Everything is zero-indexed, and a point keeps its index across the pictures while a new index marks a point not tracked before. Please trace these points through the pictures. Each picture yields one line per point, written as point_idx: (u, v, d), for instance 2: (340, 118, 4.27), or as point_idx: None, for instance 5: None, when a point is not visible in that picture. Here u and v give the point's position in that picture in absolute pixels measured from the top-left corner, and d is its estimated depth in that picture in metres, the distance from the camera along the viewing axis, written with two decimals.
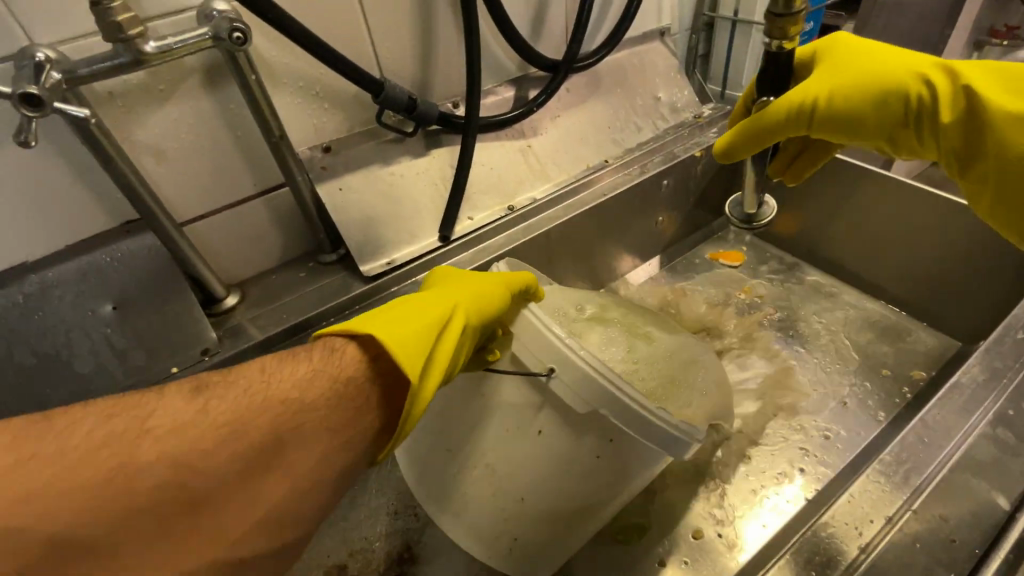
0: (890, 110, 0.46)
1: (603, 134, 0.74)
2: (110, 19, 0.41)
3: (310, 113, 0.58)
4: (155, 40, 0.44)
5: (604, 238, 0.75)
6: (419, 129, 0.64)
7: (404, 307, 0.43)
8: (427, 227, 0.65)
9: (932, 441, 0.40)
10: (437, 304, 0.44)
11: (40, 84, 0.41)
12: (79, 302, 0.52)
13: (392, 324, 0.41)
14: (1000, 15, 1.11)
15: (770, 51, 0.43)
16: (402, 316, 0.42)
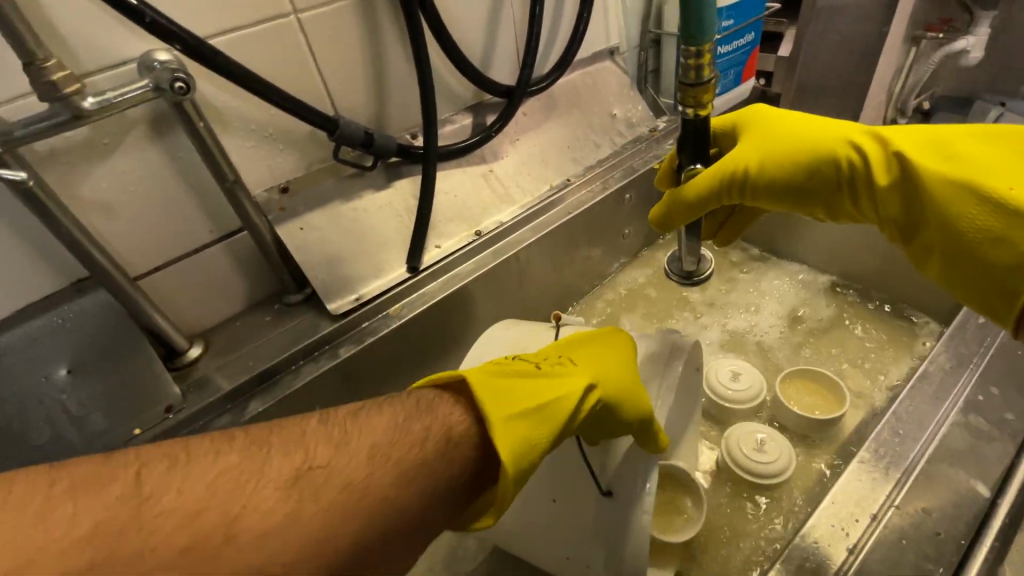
0: (823, 177, 0.46)
1: (563, 154, 0.75)
2: (44, 78, 0.40)
3: (265, 156, 0.57)
4: (94, 96, 0.43)
5: (575, 255, 0.76)
6: (378, 163, 0.64)
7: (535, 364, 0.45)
8: (392, 259, 0.64)
9: (907, 434, 0.40)
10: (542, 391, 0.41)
11: None
12: (27, 376, 0.49)
13: (514, 381, 0.42)
14: (933, 10, 1.17)
15: (686, 119, 0.45)
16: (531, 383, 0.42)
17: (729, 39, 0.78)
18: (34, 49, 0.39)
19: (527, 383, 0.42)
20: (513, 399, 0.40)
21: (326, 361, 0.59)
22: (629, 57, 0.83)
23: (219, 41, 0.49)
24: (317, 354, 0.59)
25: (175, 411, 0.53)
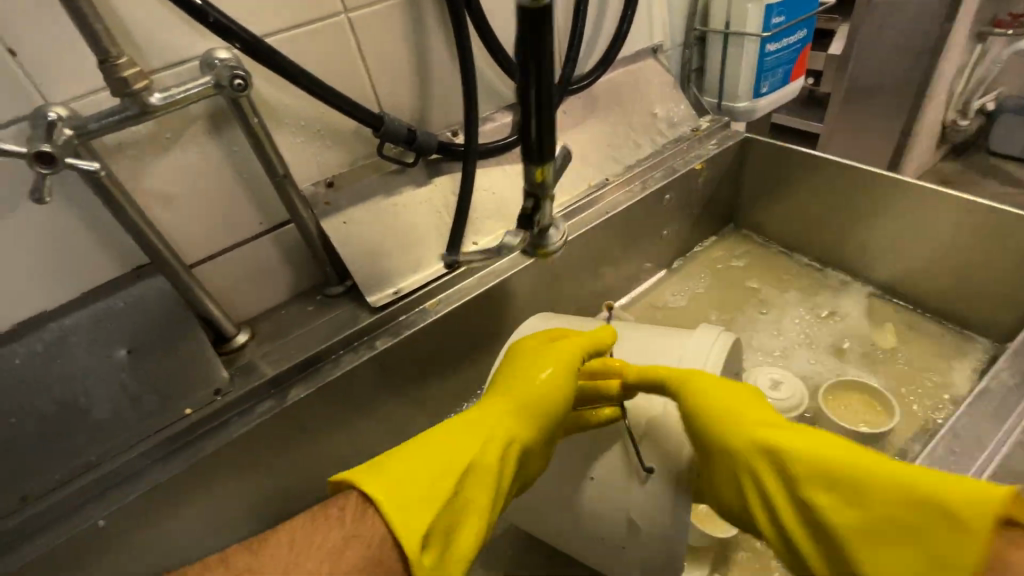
0: (811, 443, 0.40)
1: (602, 152, 0.74)
2: (116, 74, 0.42)
3: (314, 151, 0.59)
4: (160, 92, 0.45)
5: (613, 255, 0.76)
6: (419, 159, 0.65)
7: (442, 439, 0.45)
8: (431, 254, 0.65)
9: (963, 452, 0.39)
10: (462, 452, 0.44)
11: (52, 142, 0.42)
12: (91, 353, 0.52)
13: (416, 479, 0.41)
14: (1001, 5, 1.11)
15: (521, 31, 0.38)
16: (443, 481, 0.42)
17: (779, 35, 0.76)
18: (108, 47, 0.42)
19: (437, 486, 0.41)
20: (415, 498, 0.40)
21: (365, 351, 0.61)
22: (673, 54, 0.82)
23: (274, 39, 0.51)
24: (356, 345, 0.61)
25: (223, 393, 0.56)
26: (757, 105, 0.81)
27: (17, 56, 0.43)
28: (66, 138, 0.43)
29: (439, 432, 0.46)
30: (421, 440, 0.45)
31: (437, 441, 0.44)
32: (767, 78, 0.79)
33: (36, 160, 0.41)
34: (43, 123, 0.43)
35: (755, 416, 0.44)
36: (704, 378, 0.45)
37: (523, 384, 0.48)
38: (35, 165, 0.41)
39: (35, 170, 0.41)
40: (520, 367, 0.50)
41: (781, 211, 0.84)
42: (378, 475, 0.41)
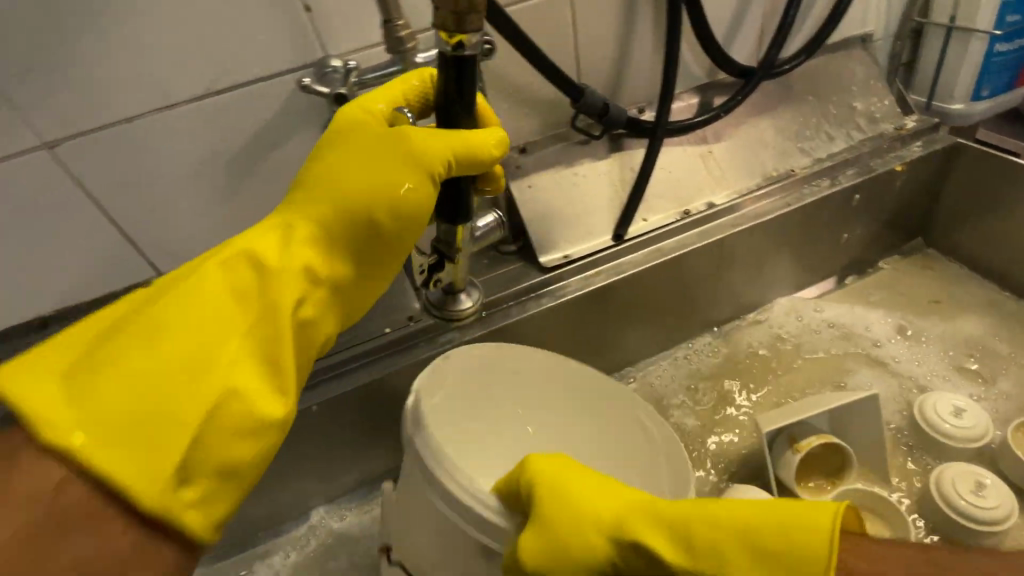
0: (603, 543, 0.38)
1: (787, 144, 0.73)
2: (394, 36, 0.49)
3: (515, 118, 0.65)
4: (423, 54, 0.52)
5: (779, 252, 0.74)
6: (604, 133, 0.68)
7: (202, 310, 0.36)
8: (603, 223, 0.68)
9: None
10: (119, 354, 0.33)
11: (347, 84, 0.52)
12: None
13: (146, 381, 0.32)
14: None
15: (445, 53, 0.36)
16: (181, 378, 0.33)
17: (1015, 34, 0.69)
18: (392, 11, 0.49)
19: (176, 377, 0.33)
20: (129, 452, 0.30)
21: (539, 301, 0.66)
22: (881, 46, 0.77)
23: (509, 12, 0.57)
24: (524, 299, 0.67)
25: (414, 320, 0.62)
26: (973, 110, 0.74)
27: (309, 12, 0.52)
28: (354, 91, 0.52)
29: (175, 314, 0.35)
30: (169, 297, 0.35)
31: (156, 336, 0.34)
32: (992, 79, 0.72)
33: (337, 101, 0.52)
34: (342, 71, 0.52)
35: (589, 504, 0.40)
36: (555, 468, 0.41)
37: (349, 186, 0.42)
38: (335, 105, 0.52)
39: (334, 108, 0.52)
40: (358, 163, 0.42)
41: (982, 228, 0.77)
42: (62, 382, 0.31)
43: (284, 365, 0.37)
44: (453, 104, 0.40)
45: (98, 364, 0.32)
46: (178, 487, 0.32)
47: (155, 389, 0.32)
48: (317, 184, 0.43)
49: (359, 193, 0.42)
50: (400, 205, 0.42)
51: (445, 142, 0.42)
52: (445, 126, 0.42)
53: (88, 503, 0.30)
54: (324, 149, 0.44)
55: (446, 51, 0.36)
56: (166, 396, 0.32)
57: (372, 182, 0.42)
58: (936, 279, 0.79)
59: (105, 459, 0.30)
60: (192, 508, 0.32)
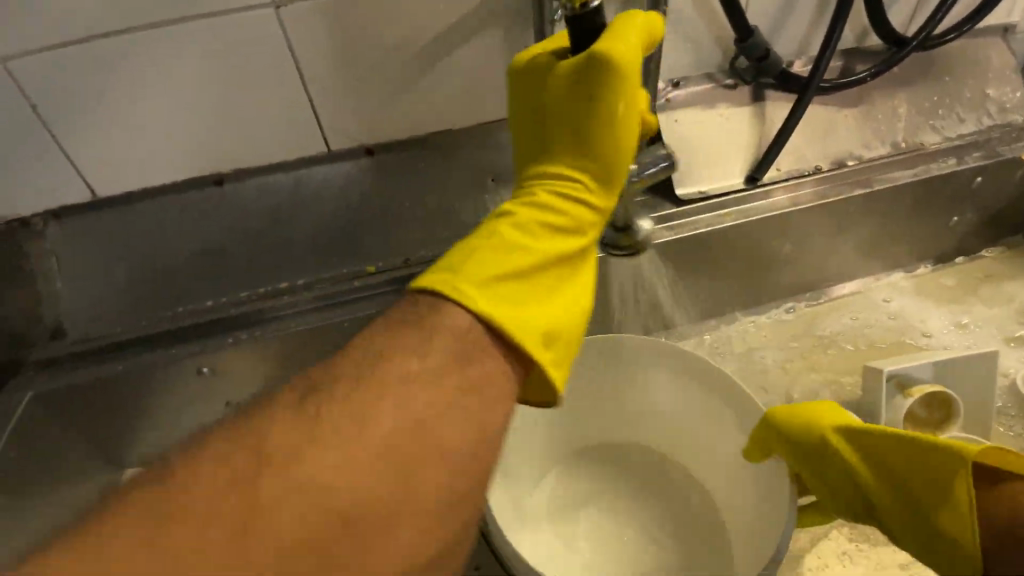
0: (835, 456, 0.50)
1: (920, 120, 0.75)
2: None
3: (674, 51, 0.68)
4: None
5: (890, 223, 0.77)
6: (754, 81, 0.71)
7: (539, 229, 0.46)
8: (737, 167, 0.72)
9: None
10: (536, 241, 0.46)
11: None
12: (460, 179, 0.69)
13: (525, 269, 0.43)
14: None
15: (572, 13, 0.45)
16: (553, 346, 0.42)
17: None
18: None
19: (536, 265, 0.45)
20: (522, 303, 0.42)
21: (666, 229, 0.71)
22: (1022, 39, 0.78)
23: None
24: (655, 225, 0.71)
25: None
26: None
27: None
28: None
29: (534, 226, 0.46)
30: (521, 214, 0.47)
31: (512, 253, 0.44)
32: None
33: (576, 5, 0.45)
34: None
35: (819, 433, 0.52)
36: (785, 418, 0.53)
37: (599, 116, 0.47)
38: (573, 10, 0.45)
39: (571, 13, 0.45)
40: (600, 94, 0.46)
41: None
42: (457, 279, 0.40)
43: (580, 284, 0.47)
44: (582, 24, 0.46)
45: (488, 262, 0.43)
46: (545, 350, 0.41)
47: (538, 276, 0.44)
48: (529, 139, 0.53)
49: (609, 146, 0.49)
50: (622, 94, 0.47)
51: (639, 40, 0.48)
52: (611, 30, 0.47)
53: (486, 373, 0.37)
54: (540, 96, 0.50)
55: (570, 15, 0.45)
56: (550, 289, 0.45)
57: (613, 111, 0.47)
58: None
59: (498, 314, 0.39)
60: (549, 363, 0.41)
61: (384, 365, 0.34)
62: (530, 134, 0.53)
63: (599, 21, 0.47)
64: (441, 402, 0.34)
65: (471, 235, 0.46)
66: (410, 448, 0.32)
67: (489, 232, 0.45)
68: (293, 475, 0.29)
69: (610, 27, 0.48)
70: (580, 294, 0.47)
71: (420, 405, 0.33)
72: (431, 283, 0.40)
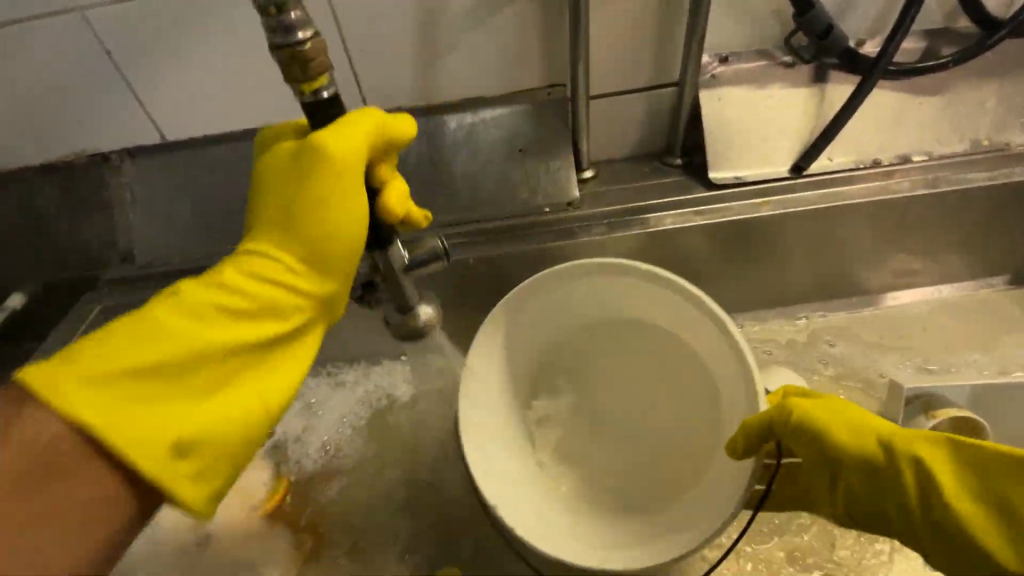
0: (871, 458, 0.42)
1: (1011, 116, 0.66)
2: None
3: (725, 24, 0.64)
4: None
5: (955, 231, 0.70)
6: (814, 60, 0.65)
7: (237, 289, 0.41)
8: (785, 154, 0.67)
9: None
10: (205, 376, 0.40)
11: None
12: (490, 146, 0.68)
13: (176, 414, 0.37)
14: None
15: (307, 100, 0.41)
16: (165, 397, 0.38)
17: None
18: None
19: (189, 390, 0.39)
20: (154, 441, 0.35)
21: (692, 216, 0.68)
22: None
23: None
24: (686, 208, 0.68)
25: (573, 207, 0.69)
26: None
27: None
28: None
29: (218, 302, 0.41)
30: (196, 289, 0.41)
31: (145, 345, 0.38)
32: None
33: None
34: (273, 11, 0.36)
35: (845, 424, 0.43)
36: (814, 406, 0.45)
37: (304, 197, 0.42)
38: None
39: None
40: (301, 175, 0.42)
41: None
42: (67, 377, 0.34)
43: (273, 376, 0.43)
44: (319, 115, 0.42)
45: (126, 399, 0.36)
46: (171, 466, 0.36)
47: (190, 368, 0.39)
48: (349, 257, 0.44)
49: (319, 225, 0.43)
50: (332, 241, 0.43)
51: (366, 141, 0.42)
52: (341, 122, 0.42)
53: (86, 452, 0.34)
54: (260, 172, 0.45)
55: (304, 99, 0.40)
56: (223, 387, 0.40)
57: (320, 212, 0.42)
58: None
59: (137, 445, 0.35)
60: (193, 483, 0.37)
61: (20, 423, 0.33)
62: (260, 207, 0.44)
63: (335, 113, 0.42)
64: (105, 466, 0.35)
65: (120, 320, 0.39)
66: (37, 499, 0.34)
67: (138, 316, 0.39)
68: (86, 474, 0.34)
69: (343, 116, 0.43)
70: (272, 383, 0.42)
71: (96, 480, 0.34)
72: (34, 383, 0.34)
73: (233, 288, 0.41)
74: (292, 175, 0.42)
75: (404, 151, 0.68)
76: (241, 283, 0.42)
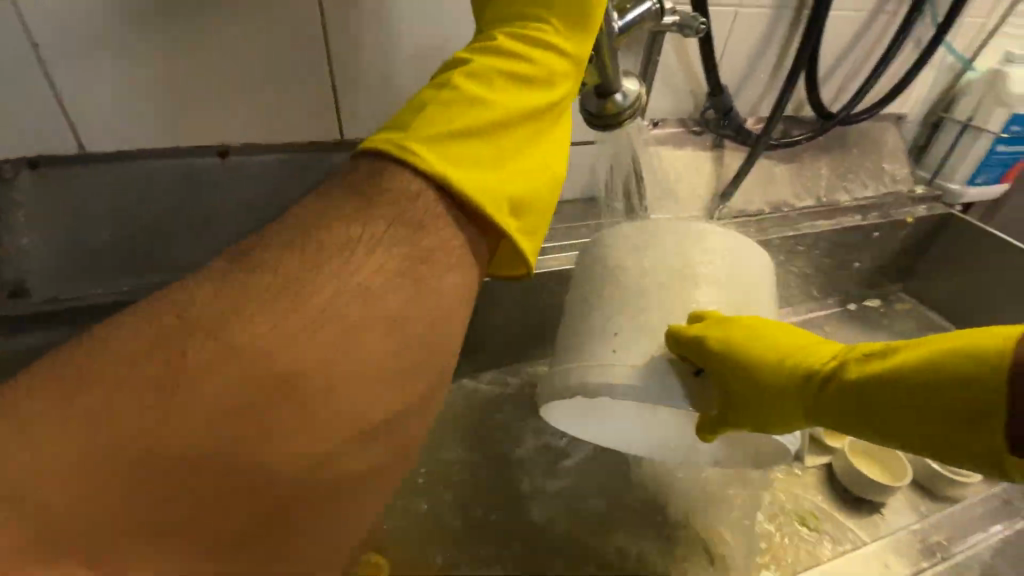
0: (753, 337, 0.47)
1: (836, 180, 0.92)
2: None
3: (657, 97, 0.79)
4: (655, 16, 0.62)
5: (810, 262, 0.93)
6: (716, 131, 0.83)
7: (484, 115, 0.46)
8: (702, 201, 0.83)
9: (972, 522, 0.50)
10: (492, 92, 0.47)
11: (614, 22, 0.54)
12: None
13: (491, 131, 0.45)
14: None
15: None
16: (502, 126, 0.46)
17: (1014, 140, 0.91)
18: None
19: (494, 132, 0.45)
20: (479, 165, 0.44)
21: None
22: (908, 127, 0.99)
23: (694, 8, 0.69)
24: None
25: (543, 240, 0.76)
26: (966, 192, 0.96)
27: None
28: (626, 18, 0.56)
29: (451, 106, 0.45)
30: (484, 73, 0.47)
31: (473, 90, 0.46)
32: (985, 172, 0.94)
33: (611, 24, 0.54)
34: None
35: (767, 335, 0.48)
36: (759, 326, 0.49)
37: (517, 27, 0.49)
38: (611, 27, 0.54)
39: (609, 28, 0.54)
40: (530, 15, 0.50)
41: (951, 283, 0.99)
42: (404, 137, 0.42)
43: (556, 149, 0.51)
44: None
45: (444, 149, 0.43)
46: (509, 218, 0.45)
47: (489, 138, 0.45)
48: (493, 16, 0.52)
49: (571, 8, 0.50)
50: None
51: None
52: None
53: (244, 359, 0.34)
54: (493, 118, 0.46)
55: None
56: (518, 150, 0.47)
57: (531, 33, 0.49)
58: (906, 316, 1.01)
59: (465, 182, 0.42)
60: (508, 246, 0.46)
61: (387, 191, 0.41)
62: (484, 28, 0.53)
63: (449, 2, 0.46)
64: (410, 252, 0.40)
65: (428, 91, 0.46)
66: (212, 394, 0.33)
67: (442, 85, 0.46)
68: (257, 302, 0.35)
69: None
70: (553, 151, 0.50)
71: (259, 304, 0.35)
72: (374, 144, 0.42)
73: (494, 126, 0.46)
74: None
75: None
76: (487, 94, 0.47)
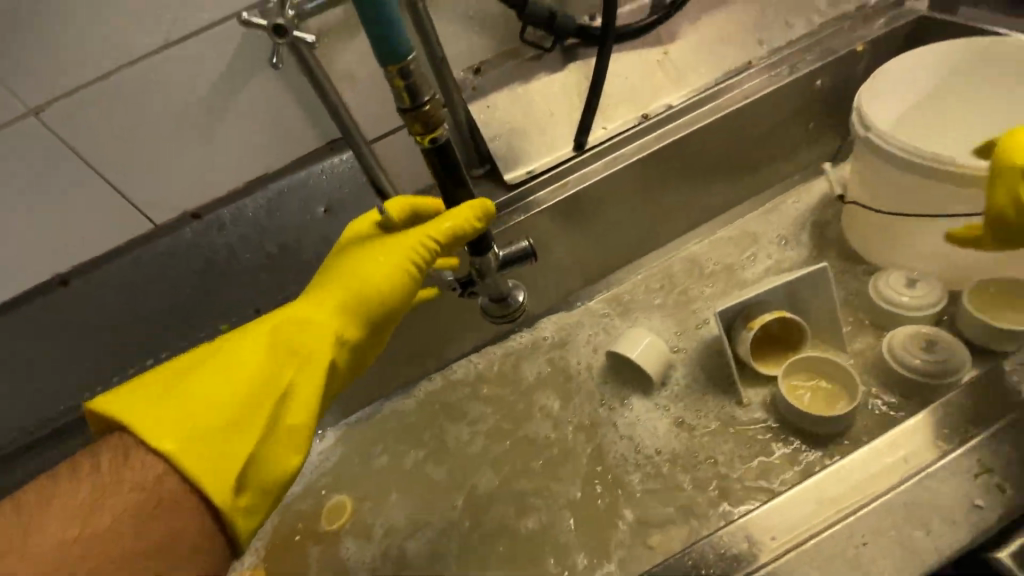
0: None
1: (748, 35, 0.71)
2: None
3: (466, 36, 0.66)
4: None
5: (744, 148, 0.74)
6: (557, 45, 0.68)
7: (269, 359, 0.43)
8: (566, 134, 0.69)
9: (836, 496, 0.38)
10: (269, 341, 0.44)
11: (285, 16, 0.54)
12: (298, 219, 0.70)
13: (241, 381, 0.41)
14: None
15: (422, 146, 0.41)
16: (260, 384, 0.42)
17: None
18: None
19: (258, 389, 0.42)
20: (220, 436, 0.39)
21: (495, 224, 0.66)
22: None
23: None
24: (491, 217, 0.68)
25: None
26: None
27: None
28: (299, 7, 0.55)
29: (256, 351, 0.43)
30: (258, 338, 0.45)
31: (252, 361, 0.43)
32: None
33: (274, 32, 0.55)
34: (397, 77, 0.35)
35: None
36: None
37: (350, 277, 0.49)
38: (274, 37, 0.55)
39: (274, 40, 0.55)
40: (359, 266, 0.49)
41: None
42: (145, 406, 0.39)
43: (305, 410, 0.43)
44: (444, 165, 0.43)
45: (182, 401, 0.39)
46: (233, 498, 0.39)
47: (249, 403, 0.41)
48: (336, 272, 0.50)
49: (370, 283, 0.48)
50: (381, 297, 0.49)
51: (426, 236, 0.48)
52: (425, 225, 0.49)
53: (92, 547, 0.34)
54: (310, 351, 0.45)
55: (424, 145, 0.40)
56: (274, 419, 0.42)
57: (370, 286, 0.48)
58: None
59: (193, 459, 0.37)
60: (241, 515, 0.39)
61: (126, 476, 0.36)
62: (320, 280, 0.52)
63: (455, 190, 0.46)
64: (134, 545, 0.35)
65: (217, 348, 0.44)
66: None
67: (239, 349, 0.44)
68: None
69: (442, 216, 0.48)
70: (309, 405, 0.43)
71: (108, 519, 0.35)
72: (101, 410, 0.38)
73: (279, 367, 0.44)
74: (362, 248, 0.51)
75: (213, 248, 0.68)
76: (302, 337, 0.45)
